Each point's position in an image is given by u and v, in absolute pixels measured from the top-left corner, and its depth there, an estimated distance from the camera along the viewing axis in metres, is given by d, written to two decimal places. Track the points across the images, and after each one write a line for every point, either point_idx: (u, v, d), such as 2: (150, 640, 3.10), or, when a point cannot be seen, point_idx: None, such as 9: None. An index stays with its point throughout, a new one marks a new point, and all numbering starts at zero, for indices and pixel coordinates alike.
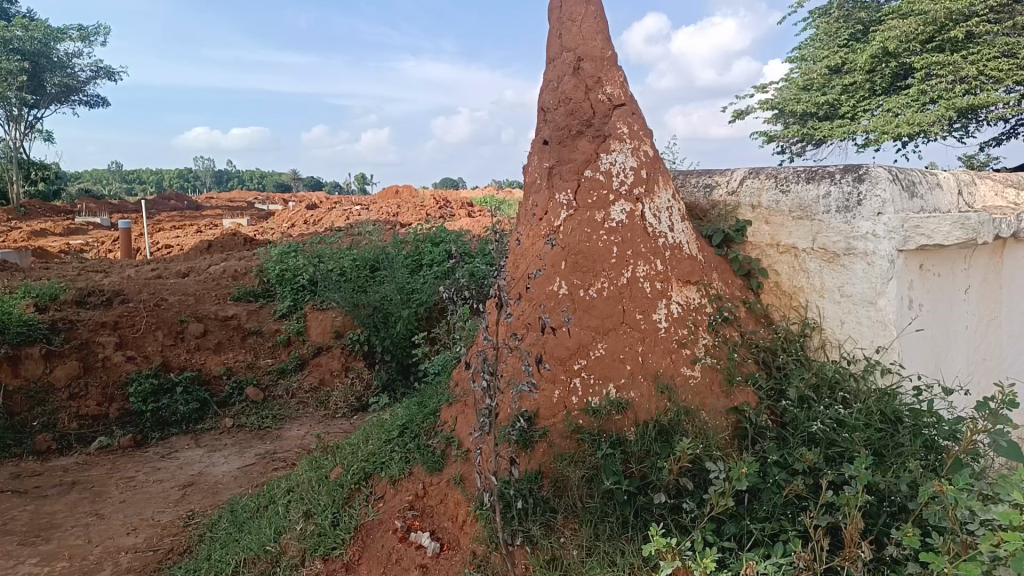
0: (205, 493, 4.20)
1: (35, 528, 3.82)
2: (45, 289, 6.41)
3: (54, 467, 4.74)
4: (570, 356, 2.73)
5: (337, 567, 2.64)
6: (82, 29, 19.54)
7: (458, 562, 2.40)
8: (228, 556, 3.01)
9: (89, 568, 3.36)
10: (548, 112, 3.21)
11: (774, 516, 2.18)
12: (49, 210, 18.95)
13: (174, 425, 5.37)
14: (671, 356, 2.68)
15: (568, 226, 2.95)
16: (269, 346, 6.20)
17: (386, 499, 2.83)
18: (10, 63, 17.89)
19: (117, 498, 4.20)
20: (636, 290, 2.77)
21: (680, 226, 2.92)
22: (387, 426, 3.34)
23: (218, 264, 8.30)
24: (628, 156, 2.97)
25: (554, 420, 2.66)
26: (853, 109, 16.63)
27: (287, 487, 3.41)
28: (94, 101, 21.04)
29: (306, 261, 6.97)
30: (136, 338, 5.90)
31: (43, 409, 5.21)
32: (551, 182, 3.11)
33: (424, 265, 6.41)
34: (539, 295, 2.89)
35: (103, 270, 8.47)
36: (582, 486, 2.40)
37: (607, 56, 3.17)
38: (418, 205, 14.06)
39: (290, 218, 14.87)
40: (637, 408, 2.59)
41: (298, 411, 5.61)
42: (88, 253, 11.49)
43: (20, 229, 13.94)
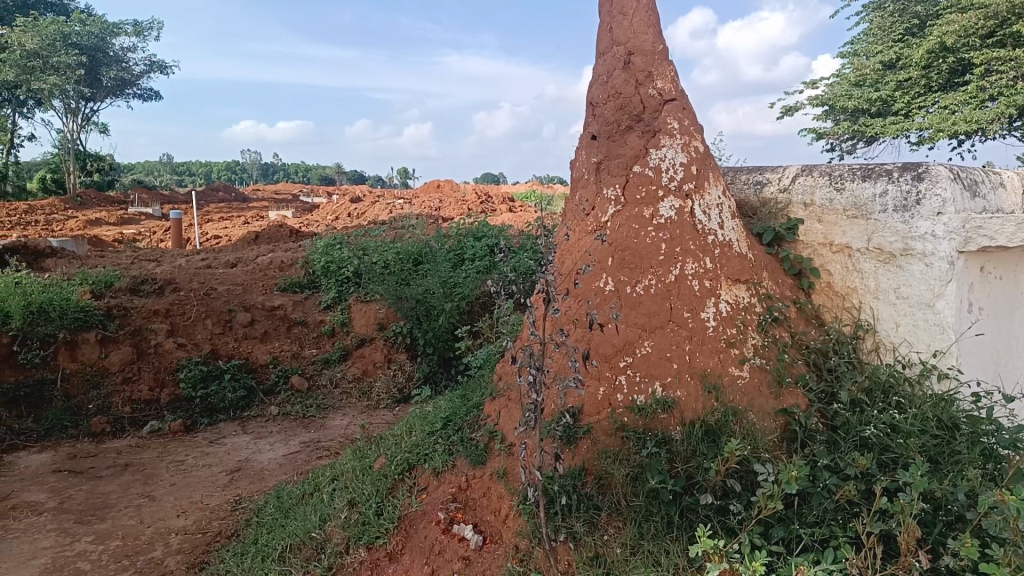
0: (252, 478, 4.28)
1: (90, 508, 3.95)
2: (101, 276, 6.61)
3: (109, 449, 4.89)
4: (615, 353, 2.72)
5: (380, 556, 2.67)
6: (136, 24, 20.07)
7: (500, 556, 2.40)
8: (274, 541, 3.07)
9: (141, 548, 3.46)
10: (597, 107, 3.20)
11: (824, 521, 2.13)
12: (103, 199, 19.56)
13: (221, 411, 5.52)
14: (719, 355, 2.64)
15: (615, 222, 2.93)
16: (313, 337, 6.30)
17: (429, 491, 2.85)
18: (68, 56, 18.44)
19: (168, 481, 4.32)
20: (684, 287, 2.74)
21: (730, 223, 2.87)
22: (430, 418, 3.36)
23: (264, 255, 8.45)
24: (678, 152, 2.93)
25: (598, 417, 2.65)
26: (907, 106, 16.13)
27: (330, 475, 3.46)
28: (146, 94, 21.60)
29: (351, 253, 7.08)
30: (186, 325, 6.03)
31: (98, 393, 5.38)
32: (599, 176, 3.09)
33: (466, 259, 6.44)
34: (586, 291, 2.88)
35: (155, 259, 8.70)
36: (626, 484, 2.39)
37: (658, 51, 3.13)
38: (460, 199, 14.11)
39: (334, 210, 15.06)
40: (684, 407, 2.56)
41: (341, 401, 5.69)
42: (139, 242, 11.80)
43: (76, 217, 14.40)
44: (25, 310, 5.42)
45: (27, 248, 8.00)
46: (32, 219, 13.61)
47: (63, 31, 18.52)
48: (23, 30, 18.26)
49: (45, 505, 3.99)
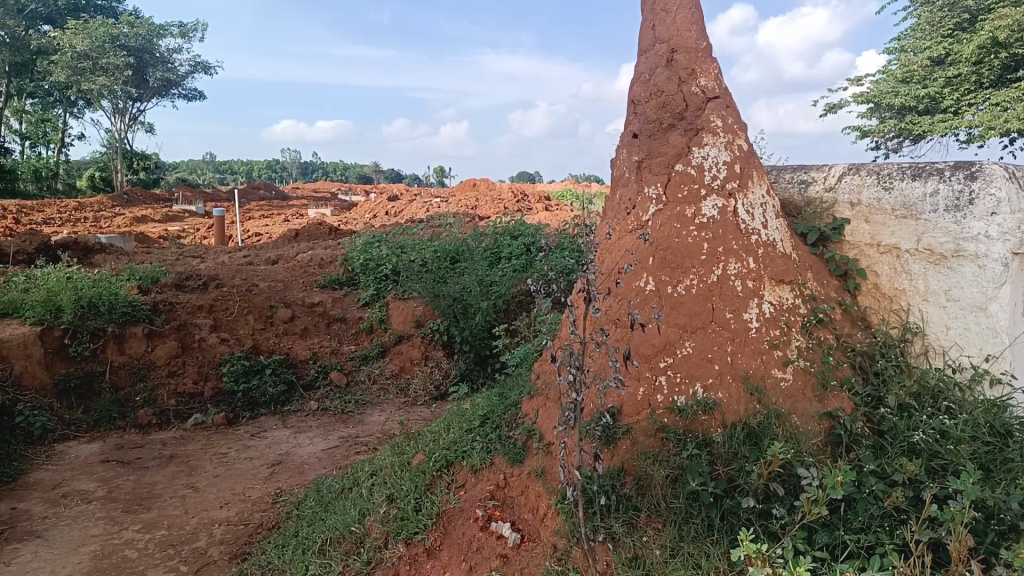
0: (292, 472, 4.35)
1: (137, 497, 4.05)
2: (147, 272, 6.78)
3: (154, 441, 5.02)
4: (656, 354, 2.70)
5: (419, 552, 2.69)
6: (182, 25, 20.52)
7: (538, 555, 2.40)
8: (314, 534, 3.12)
9: (186, 538, 3.55)
10: (638, 105, 3.18)
11: (870, 528, 2.08)
12: (149, 197, 20.06)
13: (262, 405, 5.62)
14: (762, 357, 2.60)
15: (657, 221, 2.91)
16: (352, 333, 6.37)
17: (467, 488, 2.86)
18: (116, 58, 18.94)
19: (211, 472, 4.41)
20: (727, 288, 2.71)
21: (774, 223, 2.82)
22: (468, 415, 3.37)
23: (305, 252, 8.58)
24: (721, 150, 2.89)
25: (638, 418, 2.63)
26: (956, 103, 15.68)
27: (369, 470, 3.50)
28: (191, 94, 22.09)
29: (389, 252, 7.15)
30: (229, 320, 6.15)
31: (144, 386, 5.52)
32: (640, 175, 3.07)
33: (503, 257, 6.45)
34: (626, 291, 2.87)
35: (199, 256, 8.90)
36: (665, 485, 2.37)
37: (701, 48, 3.10)
38: (497, 198, 14.13)
39: (372, 208, 15.21)
40: (725, 409, 2.53)
41: (379, 397, 5.75)
42: (184, 239, 12.08)
43: (124, 215, 14.80)
44: (76, 305, 5.55)
45: (78, 244, 8.25)
46: (82, 216, 14.04)
47: (112, 33, 19.02)
48: (74, 32, 18.82)
49: (94, 493, 4.11)
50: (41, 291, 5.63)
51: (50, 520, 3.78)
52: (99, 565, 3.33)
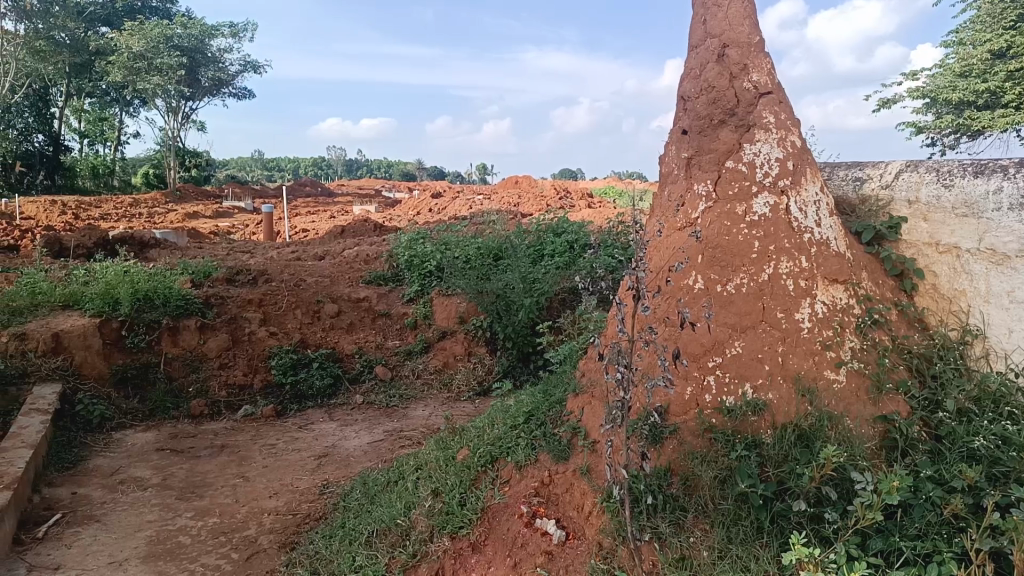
0: (339, 464, 4.43)
1: (190, 485, 4.17)
2: (199, 267, 6.96)
3: (206, 431, 5.16)
4: (704, 353, 2.66)
5: (464, 546, 2.71)
6: (233, 25, 20.97)
7: (584, 553, 2.40)
8: (361, 526, 3.17)
9: (237, 526, 3.64)
10: (688, 101, 3.15)
11: (927, 534, 2.02)
12: (201, 194, 20.58)
13: (309, 398, 5.72)
14: (814, 357, 2.55)
15: (706, 219, 2.88)
16: (396, 328, 6.44)
17: (512, 484, 2.87)
18: (171, 58, 19.44)
19: (261, 463, 4.52)
20: (778, 287, 2.66)
21: (827, 221, 2.76)
22: (512, 411, 3.37)
23: (351, 248, 8.70)
24: (774, 147, 2.84)
25: (685, 417, 2.60)
26: (1018, 98, 15.09)
27: (414, 464, 3.53)
28: (241, 93, 22.58)
29: (433, 248, 7.21)
30: (278, 314, 6.28)
31: (197, 377, 5.66)
32: (690, 172, 3.04)
33: (547, 255, 6.45)
34: (675, 289, 2.84)
35: (249, 251, 9.09)
36: (713, 486, 2.34)
37: (754, 43, 3.05)
38: (539, 195, 14.10)
39: (416, 205, 15.35)
40: (775, 410, 2.49)
41: (422, 392, 5.80)
42: (234, 235, 12.36)
43: (176, 211, 15.21)
44: (133, 298, 5.72)
45: (134, 238, 8.52)
46: (137, 212, 14.48)
47: (166, 33, 19.51)
48: (131, 34, 19.35)
49: (150, 481, 4.25)
50: (101, 285, 5.83)
51: (108, 505, 3.91)
52: (155, 550, 3.43)
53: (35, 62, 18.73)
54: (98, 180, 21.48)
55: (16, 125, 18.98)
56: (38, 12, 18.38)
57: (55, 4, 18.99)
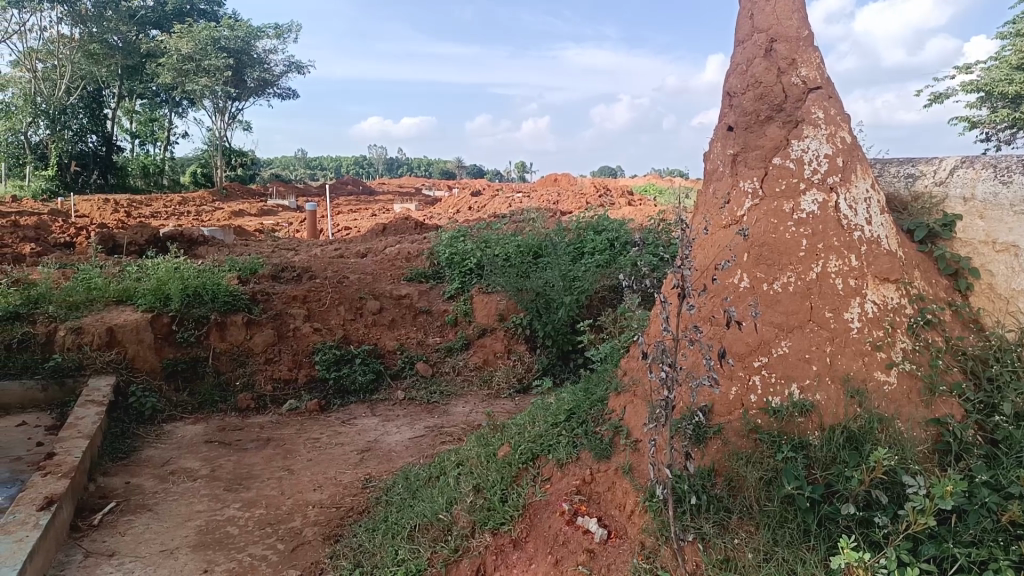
0: (381, 458, 4.49)
1: (237, 477, 4.27)
2: (246, 264, 7.11)
3: (253, 424, 5.28)
4: (750, 353, 2.63)
5: (505, 543, 2.72)
6: (278, 26, 21.34)
7: (626, 552, 2.39)
8: (404, 520, 3.20)
9: (283, 517, 3.72)
10: (734, 97, 3.11)
11: (982, 542, 1.96)
12: (246, 192, 21.02)
13: (352, 393, 5.80)
14: (864, 358, 2.49)
15: (752, 216, 2.84)
16: (437, 325, 6.49)
17: (553, 482, 2.87)
18: (218, 59, 19.87)
19: (305, 456, 4.60)
20: (826, 286, 2.61)
21: (879, 218, 2.70)
22: (553, 409, 3.37)
23: (392, 246, 8.80)
24: (823, 143, 2.79)
25: (729, 417, 2.57)
26: None
27: (456, 460, 3.56)
28: (285, 93, 22.97)
29: (473, 246, 7.24)
30: (322, 310, 6.39)
31: (244, 371, 5.79)
32: (736, 169, 3.00)
33: (587, 252, 6.44)
34: (721, 288, 2.80)
35: (293, 248, 9.26)
36: (759, 488, 2.31)
37: (803, 37, 3.00)
38: (579, 193, 14.04)
39: (455, 204, 15.42)
40: (823, 411, 2.44)
41: (463, 388, 5.84)
42: (278, 232, 12.60)
43: (222, 209, 15.56)
44: (183, 294, 5.88)
45: (184, 236, 8.75)
46: (186, 210, 14.85)
47: (213, 35, 19.95)
48: (181, 36, 19.85)
49: (199, 472, 4.36)
50: (152, 281, 6.01)
51: (160, 495, 4.03)
52: (204, 539, 3.53)
53: (88, 65, 19.72)
54: (148, 179, 22.13)
55: (71, 126, 19.64)
56: (92, 17, 19.28)
57: (107, 8, 19.68)
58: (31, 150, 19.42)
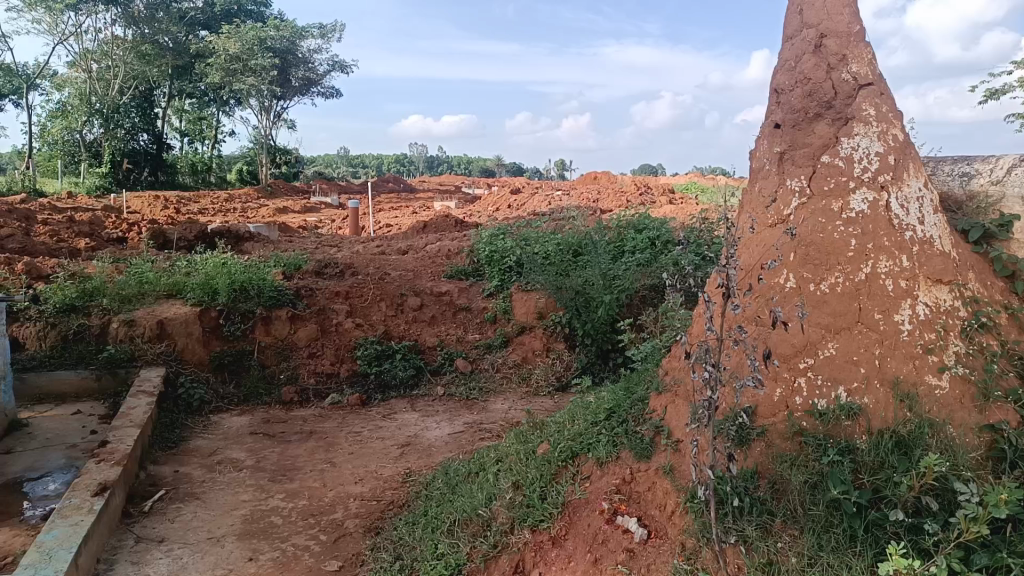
0: (421, 453, 4.54)
1: (280, 469, 4.36)
2: (291, 260, 7.24)
3: (296, 417, 5.38)
4: (795, 355, 2.58)
5: (544, 540, 2.73)
6: (322, 26, 21.64)
7: (666, 552, 2.38)
8: (443, 515, 3.23)
9: (325, 509, 3.79)
10: (782, 94, 3.06)
11: None
12: (290, 189, 21.40)
13: (393, 388, 5.88)
14: (914, 361, 2.43)
15: (799, 216, 2.79)
16: (476, 322, 6.52)
17: (593, 480, 2.86)
18: (264, 59, 20.24)
19: (347, 449, 4.67)
20: (876, 287, 2.55)
21: (931, 218, 2.64)
22: (592, 407, 3.36)
23: (433, 243, 8.86)
24: (874, 141, 2.73)
25: (774, 419, 2.53)
26: None
27: (495, 456, 3.57)
28: (329, 92, 23.30)
29: (513, 243, 7.25)
30: (363, 306, 6.47)
31: (288, 364, 5.91)
32: (783, 167, 2.95)
33: (627, 251, 6.40)
34: (767, 288, 2.75)
35: (336, 245, 9.39)
36: (803, 491, 2.28)
37: (854, 32, 2.94)
38: (620, 191, 13.94)
39: (495, 201, 15.45)
40: (871, 415, 2.39)
41: (502, 385, 5.87)
42: (321, 229, 12.79)
43: (267, 206, 15.85)
44: (230, 288, 6.02)
45: (230, 232, 8.94)
46: (232, 206, 15.19)
47: (260, 35, 20.32)
48: (228, 36, 20.27)
49: (245, 462, 4.47)
50: (201, 276, 6.16)
51: (207, 484, 4.14)
52: (250, 528, 3.61)
53: (140, 66, 20.29)
54: (196, 176, 22.69)
55: (124, 125, 20.23)
56: (144, 18, 19.87)
57: (159, 10, 20.23)
58: (86, 148, 20.07)
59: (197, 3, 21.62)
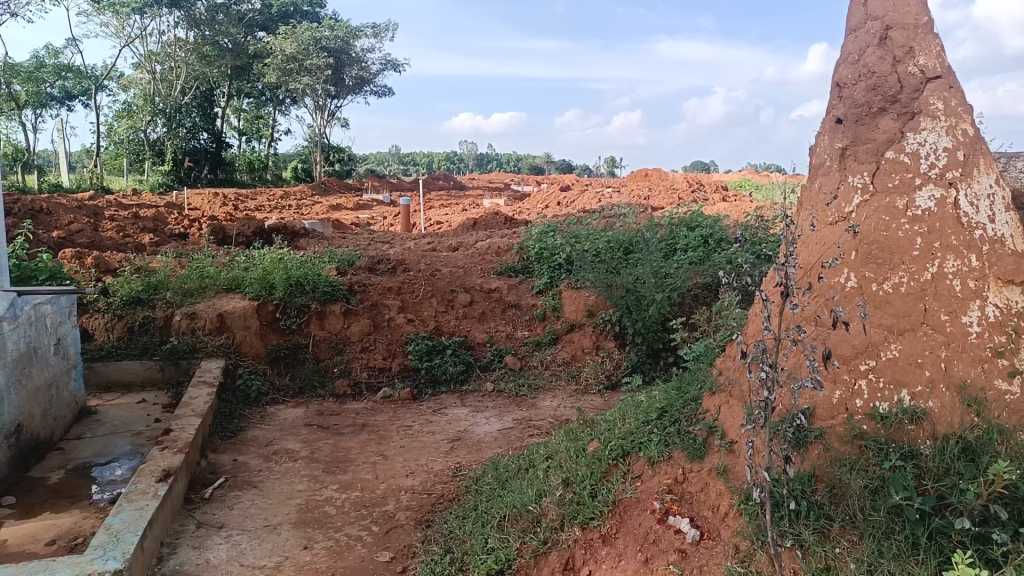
0: (471, 448, 4.57)
1: (334, 460, 4.45)
2: (344, 256, 7.37)
3: (349, 410, 5.48)
4: (856, 356, 2.51)
5: (594, 538, 2.73)
6: (375, 26, 21.96)
7: (719, 554, 2.35)
8: (494, 509, 3.25)
9: (377, 501, 3.86)
10: (844, 88, 2.98)
11: None
12: (344, 186, 21.76)
13: (443, 383, 5.93)
14: (983, 365, 2.35)
15: (862, 213, 2.71)
16: (526, 319, 6.53)
17: (644, 479, 2.84)
18: (319, 59, 20.66)
19: (398, 443, 4.74)
20: (942, 287, 2.46)
21: (1003, 216, 2.54)
22: (643, 406, 3.33)
23: (483, 240, 8.91)
24: (942, 136, 2.64)
25: (832, 422, 2.47)
26: None
27: (545, 453, 3.58)
28: (382, 91, 23.64)
29: (564, 241, 7.23)
30: (415, 302, 6.55)
31: (341, 358, 6.02)
32: (844, 163, 2.87)
33: (679, 249, 6.32)
34: (826, 287, 2.68)
35: (388, 242, 9.52)
36: (863, 496, 2.22)
37: (922, 23, 2.84)
38: (671, 189, 13.77)
39: (544, 199, 15.44)
40: (936, 420, 2.31)
41: (551, 383, 5.87)
42: (373, 226, 12.99)
43: (320, 203, 16.17)
44: (286, 283, 6.17)
45: (286, 228, 9.15)
46: (287, 203, 15.54)
47: (315, 36, 20.71)
48: (285, 37, 20.76)
49: (300, 453, 4.58)
50: (258, 271, 6.33)
51: (264, 473, 4.26)
52: (304, 517, 3.70)
53: (201, 66, 20.94)
54: (254, 174, 23.28)
55: (185, 124, 20.91)
56: (205, 20, 20.49)
57: (219, 12, 20.79)
58: (150, 147, 20.81)
59: (255, 5, 22.15)
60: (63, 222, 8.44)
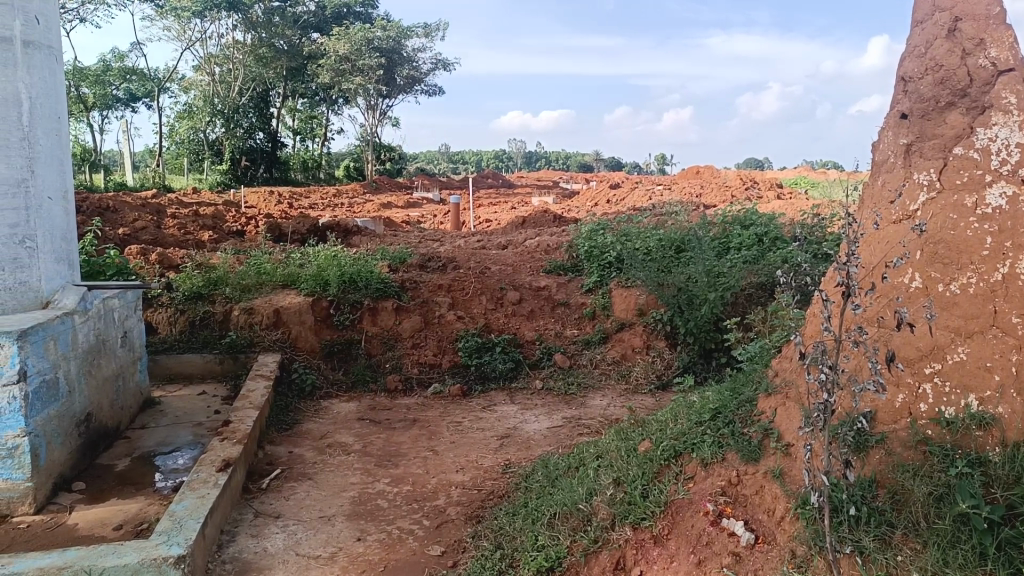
0: (520, 446, 4.59)
1: (386, 454, 4.52)
2: (396, 253, 7.47)
3: (400, 405, 5.56)
4: (920, 359, 2.43)
5: (646, 538, 2.71)
6: (426, 26, 22.15)
7: (775, 559, 2.31)
8: (544, 507, 3.26)
9: (428, 495, 3.91)
10: (909, 82, 2.88)
11: None
12: (395, 184, 22.04)
13: (492, 380, 5.96)
14: None
15: (927, 212, 2.63)
16: (575, 318, 6.51)
17: (697, 481, 2.81)
18: (370, 60, 20.99)
19: (448, 439, 4.79)
20: (1014, 288, 2.37)
21: None
22: (696, 407, 3.28)
23: (533, 238, 8.91)
24: (1014, 131, 2.54)
25: (895, 426, 2.40)
26: None
27: (595, 452, 3.57)
28: (433, 90, 23.85)
29: (614, 239, 7.19)
30: (465, 299, 6.60)
31: (393, 354, 6.09)
32: (909, 160, 2.78)
33: (732, 248, 6.22)
34: (890, 288, 2.61)
35: (438, 239, 9.62)
36: (927, 504, 2.15)
37: (993, 14, 2.73)
38: (724, 186, 13.55)
39: (594, 197, 15.36)
40: (1006, 426, 2.23)
41: (600, 382, 5.85)
42: (424, 224, 13.13)
43: (371, 201, 16.42)
44: (340, 280, 6.29)
45: (339, 226, 9.32)
46: (339, 202, 15.82)
47: (367, 36, 20.96)
48: (338, 38, 21.12)
49: (353, 446, 4.66)
50: (313, 268, 6.47)
51: (318, 465, 4.36)
52: (357, 510, 3.77)
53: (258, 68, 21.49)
54: (307, 173, 23.77)
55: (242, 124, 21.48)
56: (262, 23, 21.01)
57: (275, 14, 21.28)
58: (209, 147, 21.45)
59: (309, 7, 22.59)
60: (128, 220, 8.76)
